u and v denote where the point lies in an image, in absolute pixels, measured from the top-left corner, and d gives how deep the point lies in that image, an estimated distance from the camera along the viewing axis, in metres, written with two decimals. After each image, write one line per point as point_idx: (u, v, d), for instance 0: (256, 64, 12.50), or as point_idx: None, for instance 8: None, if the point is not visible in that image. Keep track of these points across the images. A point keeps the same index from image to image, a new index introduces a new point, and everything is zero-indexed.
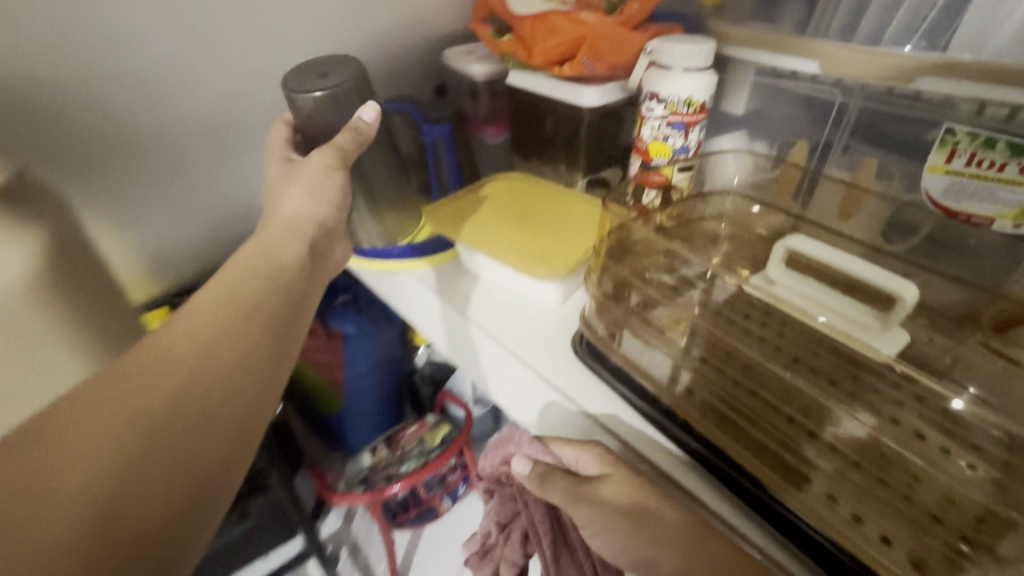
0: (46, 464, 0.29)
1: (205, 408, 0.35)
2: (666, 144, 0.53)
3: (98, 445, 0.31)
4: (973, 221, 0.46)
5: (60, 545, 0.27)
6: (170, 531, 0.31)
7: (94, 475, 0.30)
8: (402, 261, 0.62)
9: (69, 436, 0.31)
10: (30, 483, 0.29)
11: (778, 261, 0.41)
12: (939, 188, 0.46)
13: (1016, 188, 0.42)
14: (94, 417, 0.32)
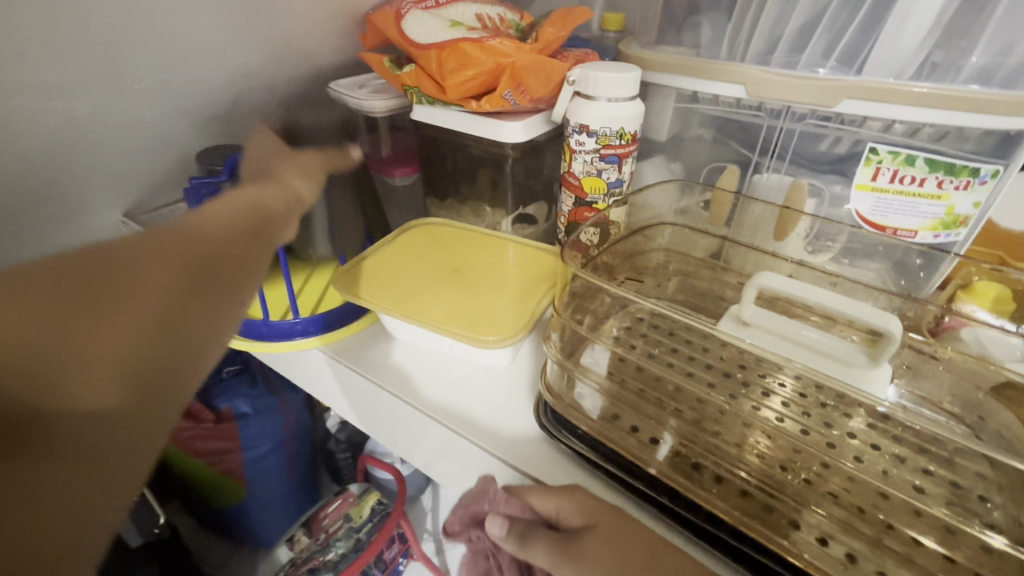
0: (103, 279, 0.31)
1: (240, 272, 0.37)
2: (601, 178, 0.49)
3: (116, 329, 0.30)
4: (900, 235, 0.47)
5: (108, 363, 0.29)
6: (163, 317, 0.31)
7: (125, 329, 0.30)
8: (311, 337, 0.52)
9: (116, 277, 0.31)
10: (70, 351, 0.28)
11: (749, 303, 0.38)
12: (867, 205, 0.47)
13: (936, 201, 0.44)
14: (151, 244, 0.34)
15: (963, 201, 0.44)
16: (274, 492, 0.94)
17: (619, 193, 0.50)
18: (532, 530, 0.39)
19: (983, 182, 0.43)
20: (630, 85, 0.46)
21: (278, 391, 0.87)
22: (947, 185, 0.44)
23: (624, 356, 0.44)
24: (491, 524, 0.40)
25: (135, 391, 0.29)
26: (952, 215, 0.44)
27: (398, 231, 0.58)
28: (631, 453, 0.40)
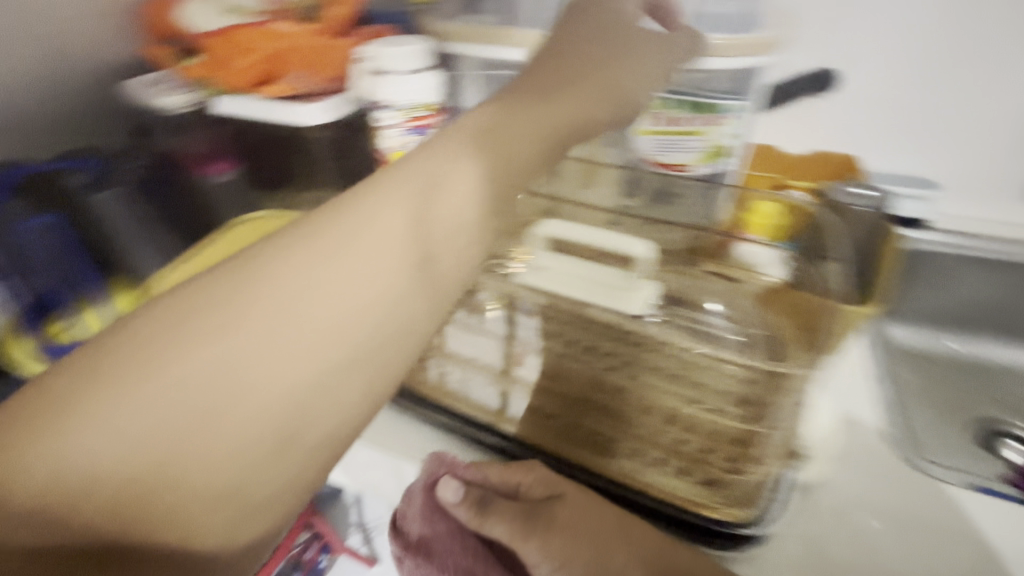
0: (323, 258, 0.30)
1: (343, 401, 0.29)
2: (407, 151, 0.52)
3: (340, 324, 0.29)
4: (678, 171, 0.52)
5: (213, 485, 0.26)
6: (292, 426, 0.27)
7: (402, 314, 0.30)
8: None
9: (338, 263, 0.30)
10: (323, 356, 0.28)
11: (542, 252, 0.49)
12: (651, 147, 0.52)
13: (696, 136, 0.50)
14: (350, 249, 0.30)
15: (723, 133, 0.50)
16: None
17: None
18: (493, 501, 0.37)
19: (727, 116, 0.49)
20: (601, 100, 0.41)
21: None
22: (698, 122, 0.49)
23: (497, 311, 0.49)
24: (446, 491, 0.38)
25: (246, 518, 0.27)
26: (712, 146, 0.51)
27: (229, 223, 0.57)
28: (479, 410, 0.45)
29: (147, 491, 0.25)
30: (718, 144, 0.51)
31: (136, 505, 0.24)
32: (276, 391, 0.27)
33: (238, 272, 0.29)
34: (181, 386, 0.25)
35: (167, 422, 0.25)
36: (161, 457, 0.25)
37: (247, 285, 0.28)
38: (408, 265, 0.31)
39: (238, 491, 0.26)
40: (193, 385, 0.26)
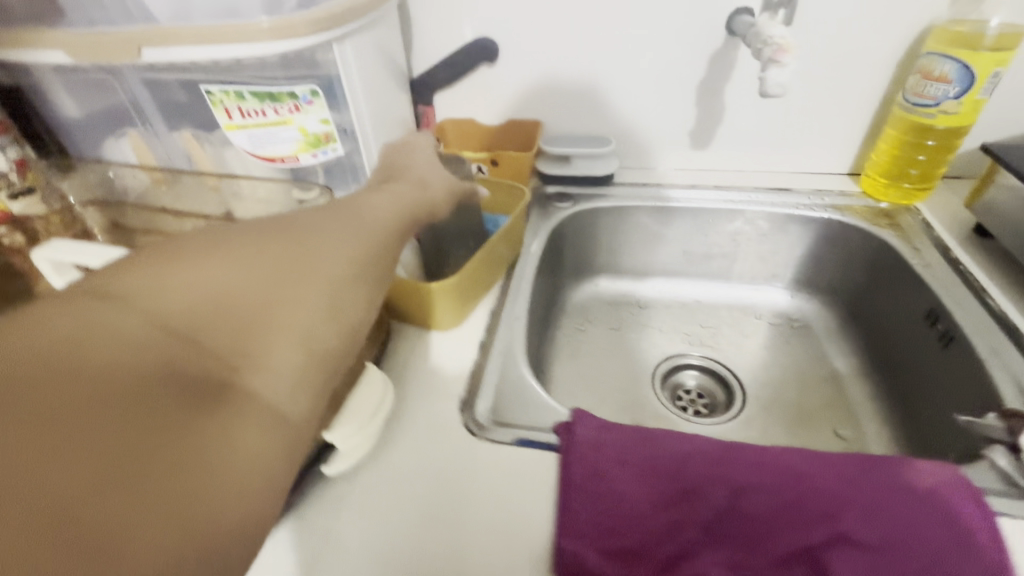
0: (280, 239, 0.28)
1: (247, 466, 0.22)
2: None
3: (243, 279, 0.26)
4: (285, 162, 0.51)
5: None
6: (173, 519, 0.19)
7: (290, 374, 0.25)
8: None
9: (206, 256, 0.26)
10: (270, 305, 0.26)
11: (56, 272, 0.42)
12: (247, 143, 0.50)
13: (287, 126, 0.49)
14: (317, 218, 0.31)
15: (308, 121, 0.49)
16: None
17: (7, 185, 0.50)
18: None
19: (309, 102, 0.48)
20: (433, 155, 0.47)
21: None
22: (282, 111, 0.48)
23: None
24: None
25: None
26: (310, 134, 0.49)
27: None
28: None
29: (218, 376, 0.23)
30: (314, 133, 0.50)
31: (196, 382, 0.22)
32: (252, 295, 0.26)
33: (70, 306, 0.22)
34: (16, 355, 0.20)
35: (123, 346, 0.21)
36: (108, 352, 0.21)
37: (151, 277, 0.24)
38: (266, 246, 0.28)
39: (267, 400, 0.24)
40: (128, 326, 0.22)
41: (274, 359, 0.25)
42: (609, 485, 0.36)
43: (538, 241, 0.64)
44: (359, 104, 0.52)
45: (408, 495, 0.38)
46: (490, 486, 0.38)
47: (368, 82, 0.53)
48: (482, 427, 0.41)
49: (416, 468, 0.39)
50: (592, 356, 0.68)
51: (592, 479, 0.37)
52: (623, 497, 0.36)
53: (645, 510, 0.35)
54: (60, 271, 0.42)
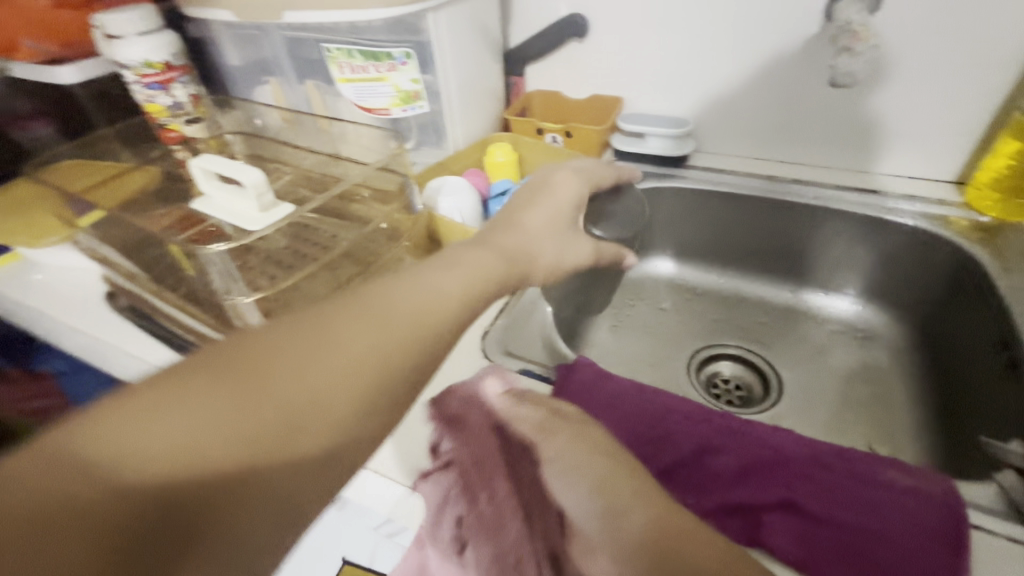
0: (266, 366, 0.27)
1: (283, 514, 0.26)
2: (157, 104, 0.61)
3: (248, 418, 0.25)
4: (379, 114, 0.60)
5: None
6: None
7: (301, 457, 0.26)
8: None
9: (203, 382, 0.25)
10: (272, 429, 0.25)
11: (204, 179, 0.50)
12: (353, 95, 0.60)
13: (384, 83, 0.58)
14: (322, 321, 0.29)
15: (401, 79, 0.57)
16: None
17: (183, 114, 0.62)
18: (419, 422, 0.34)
19: (404, 63, 0.56)
20: (585, 177, 0.52)
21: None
22: (381, 70, 0.57)
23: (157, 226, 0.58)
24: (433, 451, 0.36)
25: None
26: (402, 92, 0.58)
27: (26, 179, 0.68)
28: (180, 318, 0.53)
29: (211, 508, 0.23)
30: (405, 90, 0.58)
31: (193, 516, 0.23)
32: (257, 426, 0.25)
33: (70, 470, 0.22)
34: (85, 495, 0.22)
35: (107, 524, 0.21)
36: (96, 530, 0.21)
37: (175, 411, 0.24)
38: (243, 368, 0.26)
39: (277, 499, 0.25)
40: (114, 501, 0.21)
41: (302, 446, 0.26)
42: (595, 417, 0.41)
43: None
44: (449, 72, 0.60)
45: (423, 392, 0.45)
46: None
47: (460, 55, 0.61)
48: (493, 349, 0.47)
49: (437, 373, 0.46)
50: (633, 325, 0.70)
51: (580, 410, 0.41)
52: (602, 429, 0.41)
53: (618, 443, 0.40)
54: (207, 181, 0.50)
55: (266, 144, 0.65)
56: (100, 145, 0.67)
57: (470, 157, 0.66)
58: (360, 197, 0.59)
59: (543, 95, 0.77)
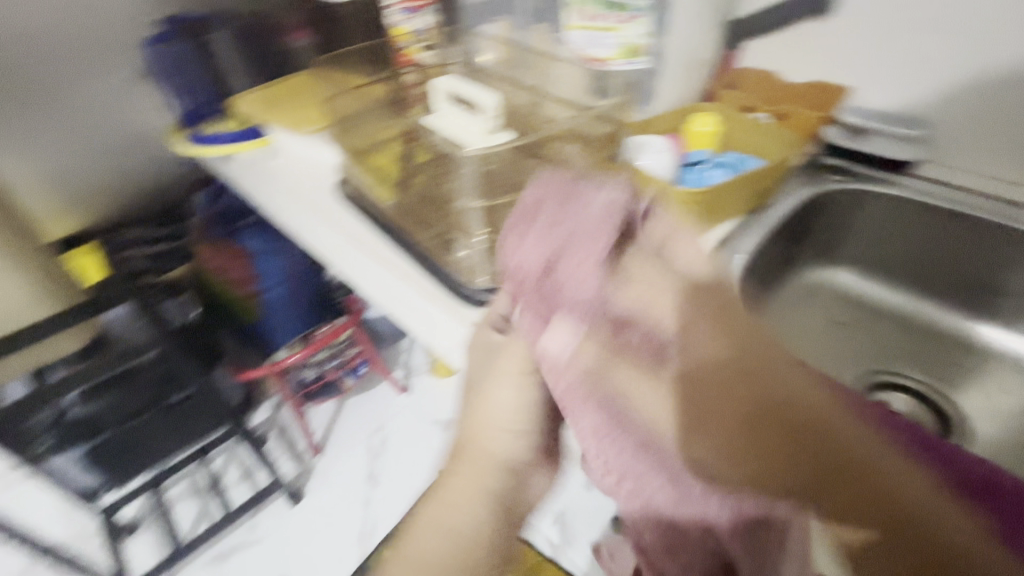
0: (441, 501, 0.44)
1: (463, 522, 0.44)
2: (403, 28, 0.69)
3: (452, 535, 0.44)
4: (597, 64, 0.62)
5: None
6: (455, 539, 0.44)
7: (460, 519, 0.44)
8: (230, 147, 0.74)
9: (444, 507, 0.44)
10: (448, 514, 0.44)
11: (439, 100, 0.56)
12: (578, 41, 0.62)
13: (613, 33, 0.60)
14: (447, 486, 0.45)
15: (633, 30, 0.59)
16: (283, 322, 1.20)
17: (422, 40, 0.70)
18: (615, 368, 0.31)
19: (638, 15, 0.58)
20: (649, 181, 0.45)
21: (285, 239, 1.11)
22: (614, 19, 0.59)
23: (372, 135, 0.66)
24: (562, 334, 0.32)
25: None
26: (629, 44, 0.60)
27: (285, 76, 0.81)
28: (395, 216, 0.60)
29: None
30: (632, 43, 0.60)
31: None
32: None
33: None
34: None
35: None
36: None
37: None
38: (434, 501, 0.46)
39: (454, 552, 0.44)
40: None
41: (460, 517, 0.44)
42: None
43: (789, 200, 0.64)
44: (674, 32, 0.61)
45: None
46: None
47: (688, 25, 0.63)
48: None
49: None
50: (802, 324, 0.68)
51: None
52: None
53: None
54: (441, 100, 0.56)
55: (482, 74, 0.69)
56: (346, 58, 0.72)
57: (669, 122, 0.67)
58: (566, 145, 0.59)
59: (759, 75, 0.74)
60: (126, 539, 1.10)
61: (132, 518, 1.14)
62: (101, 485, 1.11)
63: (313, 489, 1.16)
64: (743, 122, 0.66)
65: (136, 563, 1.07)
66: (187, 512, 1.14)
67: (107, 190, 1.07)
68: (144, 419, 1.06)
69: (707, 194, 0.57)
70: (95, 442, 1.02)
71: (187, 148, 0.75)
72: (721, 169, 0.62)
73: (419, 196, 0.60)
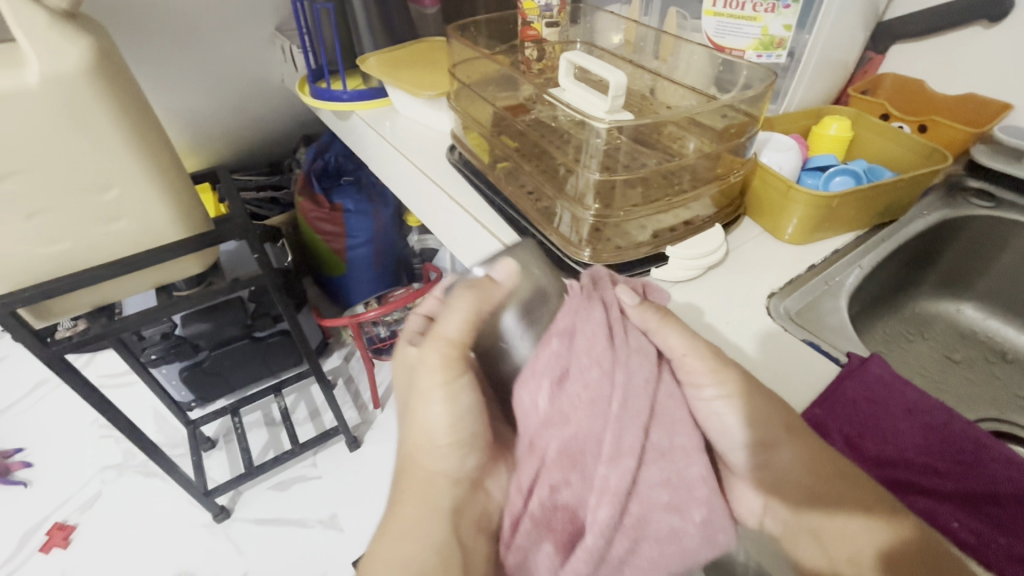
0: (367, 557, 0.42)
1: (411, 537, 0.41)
2: (534, 2, 0.68)
3: (416, 534, 0.41)
4: (732, 54, 0.60)
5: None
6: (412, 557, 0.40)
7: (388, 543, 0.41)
8: (352, 104, 0.79)
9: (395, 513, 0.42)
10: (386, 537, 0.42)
11: (565, 73, 0.55)
12: (712, 28, 0.60)
13: (754, 23, 0.57)
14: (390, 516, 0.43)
15: (774, 23, 0.56)
16: (363, 279, 1.27)
17: (549, 16, 0.69)
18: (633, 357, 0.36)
19: (786, 6, 0.55)
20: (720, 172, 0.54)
21: (375, 201, 1.18)
22: (758, 8, 0.56)
23: (482, 101, 0.65)
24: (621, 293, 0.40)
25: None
26: (768, 36, 0.57)
27: (410, 42, 0.84)
28: (502, 184, 0.61)
29: None
30: (772, 35, 0.57)
31: None
32: None
33: None
34: None
35: None
36: None
37: None
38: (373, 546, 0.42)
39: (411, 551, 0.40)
40: None
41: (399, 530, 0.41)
42: (885, 409, 0.40)
43: (926, 218, 0.60)
44: (824, 30, 0.57)
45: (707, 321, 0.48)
46: (770, 352, 0.46)
47: (840, 21, 0.58)
48: (782, 314, 0.49)
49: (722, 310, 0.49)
50: (916, 353, 0.62)
51: (871, 399, 0.40)
52: (887, 425, 0.39)
53: (909, 442, 0.38)
54: (567, 75, 0.55)
55: (603, 55, 0.69)
56: (470, 29, 0.72)
57: (797, 122, 0.64)
58: (685, 142, 0.58)
59: (898, 79, 0.69)
60: (205, 451, 1.22)
61: (211, 435, 1.26)
62: (191, 399, 1.23)
63: (370, 439, 1.21)
64: (880, 131, 0.61)
65: (211, 474, 1.18)
66: (258, 437, 1.24)
67: (232, 134, 1.16)
68: (235, 347, 1.16)
69: (832, 203, 0.53)
70: (193, 359, 1.13)
71: (314, 102, 0.80)
72: (845, 177, 0.57)
73: (520, 171, 0.60)
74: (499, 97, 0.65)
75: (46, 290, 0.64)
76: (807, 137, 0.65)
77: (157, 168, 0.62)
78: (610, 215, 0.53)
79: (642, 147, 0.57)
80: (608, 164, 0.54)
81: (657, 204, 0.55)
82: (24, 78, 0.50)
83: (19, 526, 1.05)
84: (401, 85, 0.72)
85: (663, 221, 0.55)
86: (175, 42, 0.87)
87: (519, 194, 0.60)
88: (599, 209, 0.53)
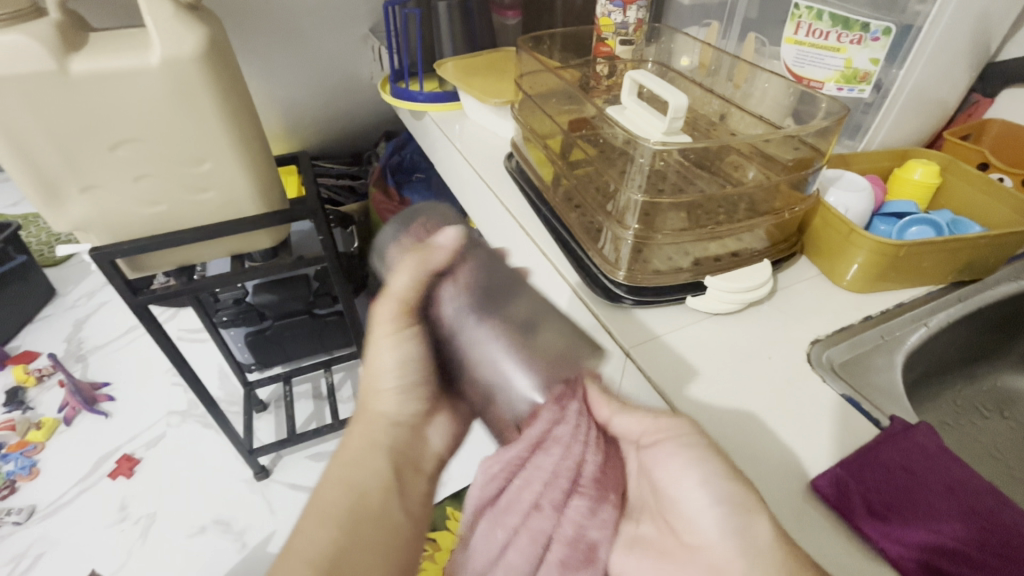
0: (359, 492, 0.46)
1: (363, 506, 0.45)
2: (610, 19, 0.68)
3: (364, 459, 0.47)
4: (811, 85, 0.58)
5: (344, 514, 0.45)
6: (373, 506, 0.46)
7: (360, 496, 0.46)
8: (426, 105, 0.83)
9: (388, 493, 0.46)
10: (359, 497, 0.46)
11: (628, 91, 0.55)
12: (792, 58, 0.59)
13: (837, 54, 0.55)
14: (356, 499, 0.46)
15: (860, 55, 0.54)
16: None
17: (624, 34, 0.69)
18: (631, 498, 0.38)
19: (876, 38, 0.52)
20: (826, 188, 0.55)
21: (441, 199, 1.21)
22: (844, 39, 0.54)
23: (543, 113, 0.66)
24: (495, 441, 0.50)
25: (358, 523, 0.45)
26: (851, 69, 0.55)
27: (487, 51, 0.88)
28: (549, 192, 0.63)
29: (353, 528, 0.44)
30: (856, 68, 0.55)
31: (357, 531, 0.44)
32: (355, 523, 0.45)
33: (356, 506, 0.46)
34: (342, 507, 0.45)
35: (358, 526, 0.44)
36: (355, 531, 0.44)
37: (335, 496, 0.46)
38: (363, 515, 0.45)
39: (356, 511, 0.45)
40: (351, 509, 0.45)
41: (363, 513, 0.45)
42: (925, 484, 0.37)
43: (1019, 283, 0.54)
44: (917, 68, 0.53)
45: (743, 366, 0.46)
46: (801, 403, 0.44)
47: (941, 55, 0.53)
48: (823, 364, 0.47)
49: (760, 351, 0.48)
50: (993, 434, 0.55)
51: (911, 473, 0.37)
52: (922, 497, 0.36)
53: (951, 520, 0.35)
54: (630, 93, 0.55)
55: (676, 77, 0.68)
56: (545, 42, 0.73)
57: (877, 163, 0.60)
58: (746, 170, 0.55)
59: (1006, 127, 0.62)
60: (257, 413, 1.31)
61: (264, 398, 1.35)
62: (252, 363, 1.32)
63: None
64: (974, 180, 0.55)
65: (258, 434, 1.27)
66: (303, 408, 1.32)
67: (320, 126, 1.25)
68: (296, 320, 1.23)
69: (899, 251, 0.48)
70: (258, 326, 1.22)
71: (391, 100, 0.85)
72: (924, 227, 0.53)
73: (571, 186, 0.61)
74: (561, 110, 0.65)
75: (139, 247, 0.71)
76: (886, 178, 0.60)
77: (244, 145, 0.67)
78: (652, 236, 0.52)
79: (698, 170, 0.55)
80: (657, 183, 0.53)
81: (702, 230, 0.53)
82: (147, 59, 0.57)
83: (93, 452, 1.17)
84: (470, 90, 0.75)
85: (707, 249, 0.54)
86: (280, 36, 0.95)
87: (563, 204, 0.61)
88: (639, 229, 0.52)
